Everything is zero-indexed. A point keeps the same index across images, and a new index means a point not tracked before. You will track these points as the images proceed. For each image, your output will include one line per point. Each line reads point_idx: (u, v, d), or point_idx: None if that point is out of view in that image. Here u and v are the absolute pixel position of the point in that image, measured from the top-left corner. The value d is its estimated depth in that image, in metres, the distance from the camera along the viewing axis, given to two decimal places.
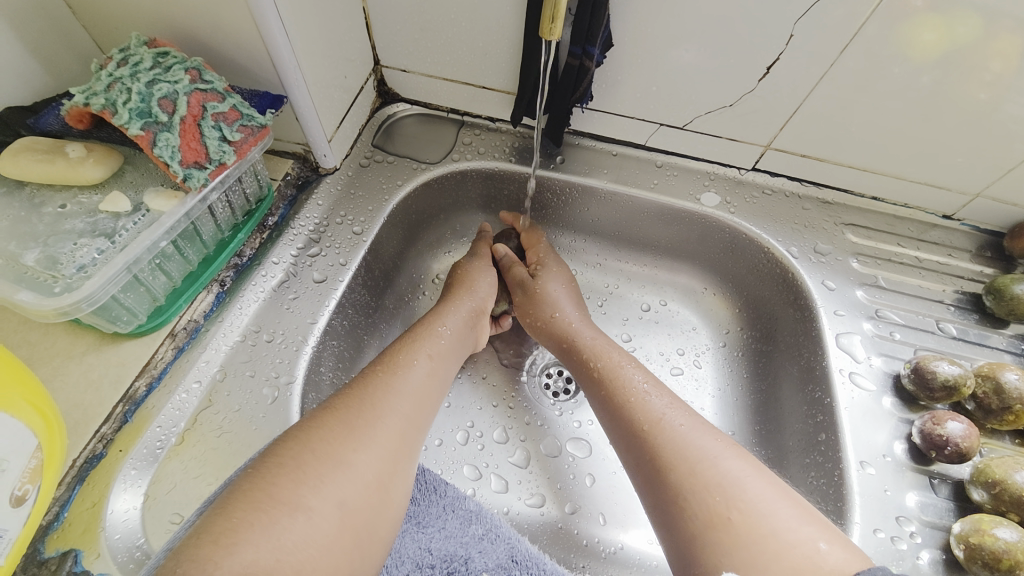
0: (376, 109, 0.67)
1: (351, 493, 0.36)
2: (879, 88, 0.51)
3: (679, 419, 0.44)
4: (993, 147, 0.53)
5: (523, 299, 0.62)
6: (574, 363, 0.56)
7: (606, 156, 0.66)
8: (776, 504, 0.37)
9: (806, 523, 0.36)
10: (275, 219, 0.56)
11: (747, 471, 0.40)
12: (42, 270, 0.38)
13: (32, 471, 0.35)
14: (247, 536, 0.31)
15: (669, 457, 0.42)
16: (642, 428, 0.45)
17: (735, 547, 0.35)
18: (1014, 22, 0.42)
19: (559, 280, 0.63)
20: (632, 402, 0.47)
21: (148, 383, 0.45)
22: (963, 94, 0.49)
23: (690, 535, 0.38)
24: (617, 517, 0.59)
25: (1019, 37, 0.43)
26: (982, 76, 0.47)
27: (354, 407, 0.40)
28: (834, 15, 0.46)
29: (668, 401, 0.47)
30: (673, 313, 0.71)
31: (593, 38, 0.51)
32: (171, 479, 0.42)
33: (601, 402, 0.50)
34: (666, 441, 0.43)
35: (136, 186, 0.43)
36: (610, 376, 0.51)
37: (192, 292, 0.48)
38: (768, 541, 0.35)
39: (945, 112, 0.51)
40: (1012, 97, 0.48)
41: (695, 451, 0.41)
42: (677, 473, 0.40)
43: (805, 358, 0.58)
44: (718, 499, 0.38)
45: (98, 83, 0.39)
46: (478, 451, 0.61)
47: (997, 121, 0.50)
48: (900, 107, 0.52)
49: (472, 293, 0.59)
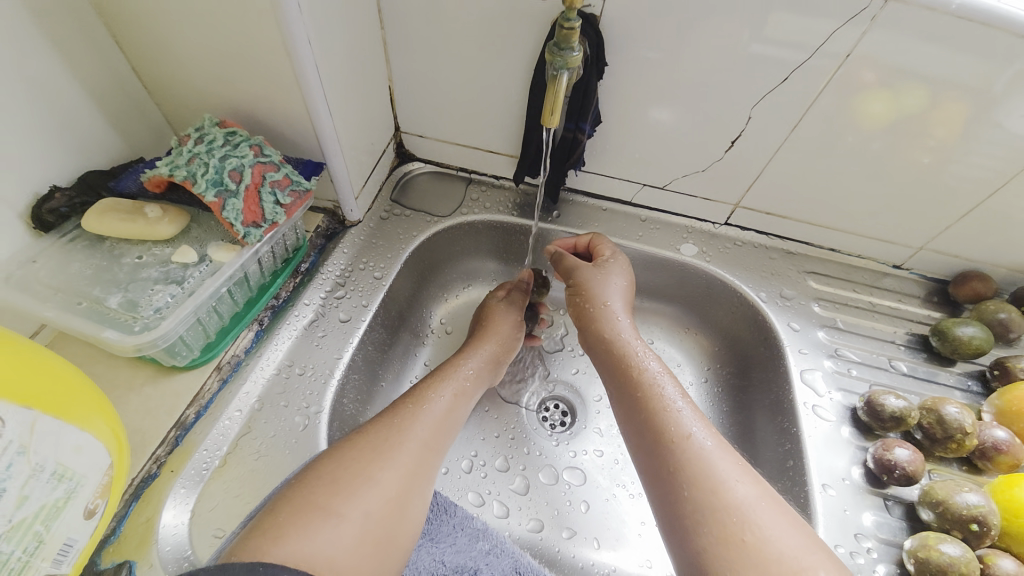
0: (394, 167, 0.77)
1: (375, 505, 0.41)
2: (844, 147, 0.60)
3: (706, 438, 0.48)
4: (936, 202, 0.62)
5: (582, 281, 0.63)
6: (609, 360, 0.58)
7: (596, 211, 0.76)
8: (783, 522, 0.43)
9: (812, 548, 0.42)
10: (307, 265, 0.64)
11: (762, 499, 0.44)
12: (123, 311, 0.44)
13: (103, 487, 0.39)
14: (288, 532, 0.36)
15: (693, 474, 0.46)
16: (671, 440, 0.48)
17: (751, 563, 0.40)
18: (954, 94, 0.52)
19: (622, 275, 0.64)
20: (664, 416, 0.50)
21: (197, 411, 0.51)
22: (909, 156, 0.59)
23: (700, 550, 0.42)
24: (609, 540, 0.64)
25: (958, 108, 0.53)
26: (927, 141, 0.57)
27: (382, 431, 0.45)
28: (791, 93, 0.56)
29: (704, 420, 0.50)
30: (659, 351, 0.78)
31: (584, 115, 0.61)
32: (214, 498, 0.47)
33: (631, 406, 0.53)
34: (692, 459, 0.47)
35: (201, 240, 0.50)
36: (642, 385, 0.53)
37: (238, 330, 0.55)
38: (773, 565, 0.40)
39: (897, 172, 0.61)
40: (952, 159, 0.57)
41: (717, 474, 0.45)
42: (698, 491, 0.45)
43: (776, 392, 0.65)
44: (733, 520, 0.43)
45: (180, 158, 0.47)
46: (482, 478, 0.67)
47: (943, 178, 0.60)
48: (858, 168, 0.62)
49: (497, 338, 0.64)
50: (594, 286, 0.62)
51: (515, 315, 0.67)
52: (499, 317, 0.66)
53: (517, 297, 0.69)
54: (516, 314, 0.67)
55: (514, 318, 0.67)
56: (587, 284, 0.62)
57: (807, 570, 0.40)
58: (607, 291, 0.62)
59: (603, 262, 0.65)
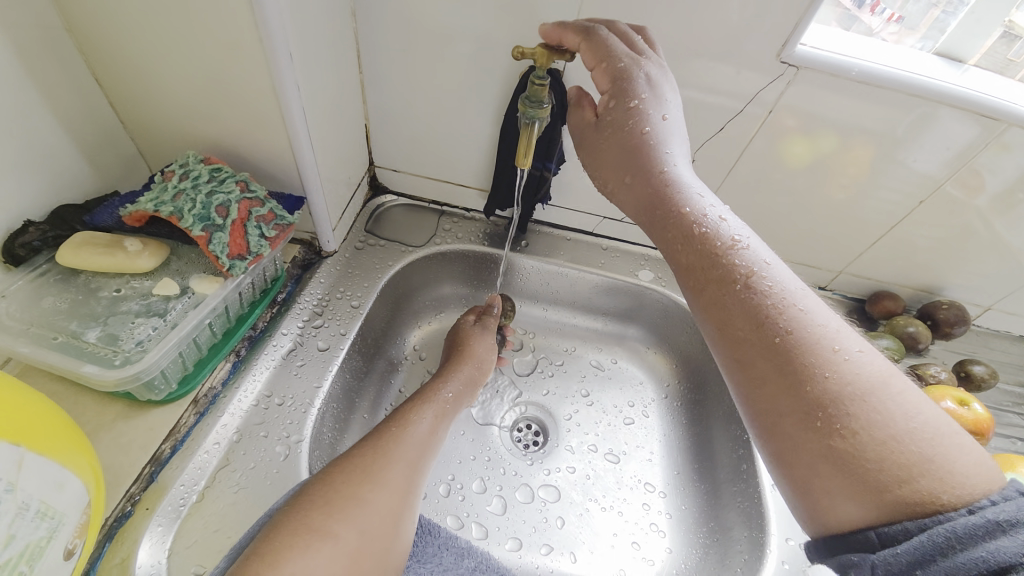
0: (368, 200, 0.80)
1: (368, 524, 0.42)
2: (778, 182, 0.69)
3: (799, 320, 0.38)
4: (853, 231, 0.73)
5: (614, 131, 0.47)
6: (672, 246, 0.44)
7: (561, 241, 0.81)
8: (911, 397, 0.36)
9: (948, 428, 0.35)
10: (284, 295, 0.65)
11: (877, 385, 0.36)
12: (103, 346, 0.44)
13: (80, 527, 0.38)
14: (286, 555, 0.37)
15: (786, 363, 0.37)
16: (758, 323, 0.39)
17: (859, 446, 0.34)
18: (860, 141, 0.62)
19: (659, 117, 0.46)
20: (745, 297, 0.40)
21: (173, 445, 0.50)
22: (829, 192, 0.69)
23: (797, 444, 0.36)
24: (585, 553, 0.67)
25: (863, 152, 0.63)
26: (842, 179, 0.67)
27: (370, 453, 0.47)
28: (728, 139, 0.65)
29: (801, 289, 0.40)
30: (623, 369, 0.84)
31: (550, 156, 0.67)
32: (192, 534, 0.46)
33: (702, 293, 0.42)
34: (784, 346, 0.38)
35: (182, 273, 0.51)
36: (717, 266, 0.41)
37: (215, 362, 0.55)
38: (891, 462, 0.33)
39: (820, 206, 0.71)
40: (862, 195, 0.68)
41: (817, 359, 0.37)
42: (790, 387, 0.37)
43: (728, 402, 0.72)
44: (835, 416, 0.35)
45: (166, 194, 0.49)
46: (460, 501, 0.68)
47: (856, 210, 0.70)
48: (789, 202, 0.71)
49: (474, 360, 0.67)
50: (630, 130, 0.46)
51: (490, 338, 0.70)
52: (476, 339, 0.69)
53: (490, 321, 0.72)
54: (491, 337, 0.71)
55: (490, 341, 0.70)
56: (644, 149, 0.46)
57: (938, 451, 0.33)
58: (669, 139, 0.46)
59: (637, 100, 0.46)
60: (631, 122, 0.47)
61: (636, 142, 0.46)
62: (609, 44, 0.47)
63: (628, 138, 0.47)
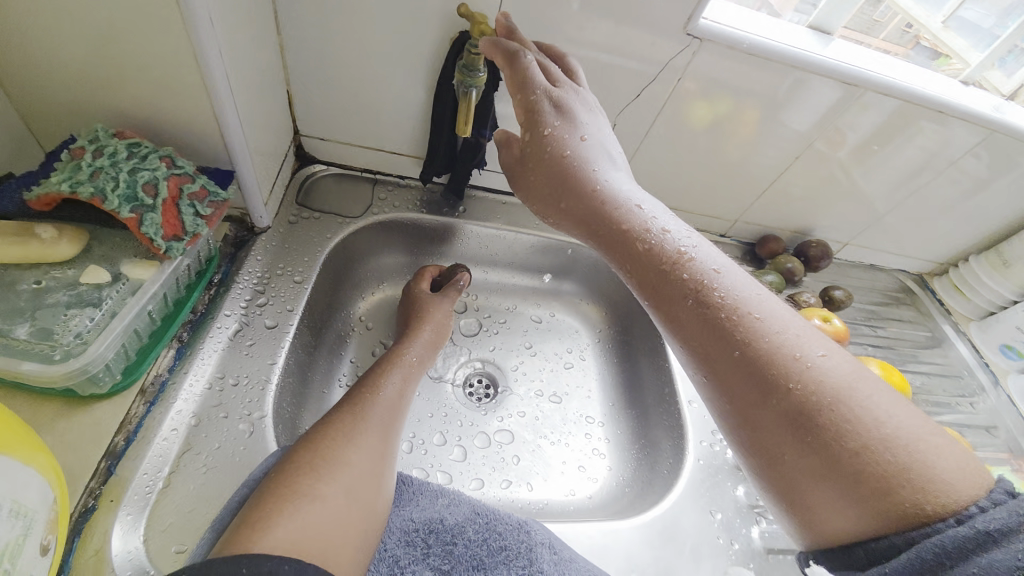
0: (295, 171, 0.77)
1: (353, 482, 0.46)
2: (685, 144, 0.78)
3: (770, 336, 0.42)
4: (742, 185, 0.85)
5: (541, 158, 0.54)
6: (645, 270, 0.48)
7: (497, 204, 0.85)
8: (882, 405, 0.38)
9: (928, 436, 0.37)
10: (220, 276, 0.62)
11: (855, 390, 0.39)
12: (37, 342, 0.41)
13: (50, 523, 0.38)
14: (279, 518, 0.40)
15: (764, 381, 0.41)
16: (733, 342, 0.42)
17: (839, 462, 0.37)
18: (745, 106, 0.72)
19: (578, 139, 0.53)
20: (717, 318, 0.44)
21: (127, 437, 0.48)
22: (725, 151, 0.79)
23: (786, 457, 0.39)
24: (540, 481, 0.76)
25: (748, 115, 0.74)
26: (734, 138, 0.77)
27: (346, 419, 0.51)
28: (641, 105, 0.72)
29: (761, 307, 0.43)
30: (560, 321, 0.92)
31: (484, 123, 0.68)
32: (166, 518, 0.46)
33: (682, 317, 0.45)
34: (761, 362, 0.41)
35: (109, 258, 0.47)
36: (689, 291, 0.45)
37: (158, 349, 0.52)
38: (876, 468, 0.36)
39: (716, 164, 0.82)
40: (748, 154, 0.79)
41: (790, 372, 0.40)
42: (773, 404, 0.40)
43: (652, 339, 0.83)
44: (819, 431, 0.38)
45: (81, 172, 0.44)
46: (423, 455, 0.74)
47: (745, 167, 0.82)
48: (693, 161, 0.81)
49: (435, 325, 0.70)
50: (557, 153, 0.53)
51: (449, 305, 0.74)
52: (433, 305, 0.72)
53: (450, 291, 0.74)
54: (450, 304, 0.74)
55: (450, 307, 0.73)
56: (571, 178, 0.52)
57: (918, 457, 0.35)
58: (592, 160, 0.53)
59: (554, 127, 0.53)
60: (551, 151, 0.53)
61: (561, 168, 0.52)
62: (530, 72, 0.52)
63: (552, 163, 0.53)
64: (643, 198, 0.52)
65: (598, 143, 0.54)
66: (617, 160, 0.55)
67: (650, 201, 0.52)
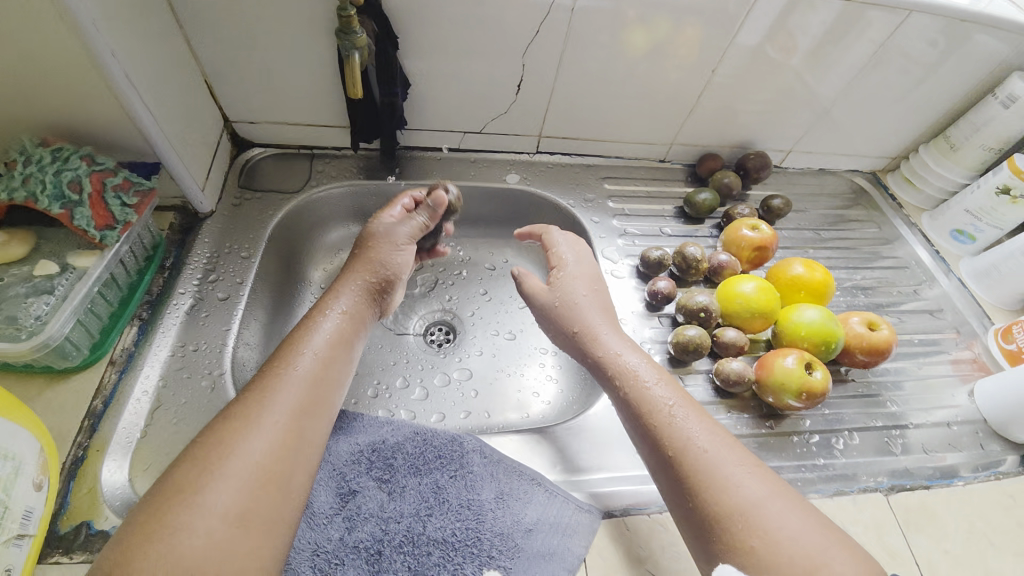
0: (235, 157, 0.83)
1: (244, 478, 0.44)
2: (595, 76, 0.80)
3: (703, 445, 0.51)
4: (665, 109, 0.87)
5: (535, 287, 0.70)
6: (614, 392, 0.59)
7: (432, 161, 0.89)
8: (784, 517, 0.46)
9: (830, 548, 0.44)
10: (171, 260, 0.70)
11: (772, 499, 0.47)
12: (5, 326, 0.50)
13: (41, 466, 0.48)
14: (159, 529, 0.39)
15: (699, 476, 0.49)
16: (676, 454, 0.51)
17: (755, 555, 0.44)
18: (643, 28, 0.73)
19: (580, 286, 0.68)
20: (666, 428, 0.53)
21: (104, 401, 0.58)
22: (638, 76, 0.80)
23: (711, 533, 0.47)
24: (498, 409, 0.83)
25: (649, 37, 0.75)
26: (643, 62, 0.78)
27: (244, 405, 0.48)
28: (541, 44, 0.74)
29: (705, 427, 0.53)
30: (514, 266, 0.97)
31: (394, 81, 0.73)
32: (146, 459, 0.55)
33: (641, 435, 0.55)
34: (699, 469, 0.49)
35: (57, 252, 0.55)
36: (642, 407, 0.56)
37: (119, 327, 0.62)
38: (788, 561, 0.43)
39: (633, 91, 0.83)
40: (661, 75, 0.81)
41: (720, 473, 0.49)
42: (701, 491, 0.48)
43: None
44: (739, 522, 0.46)
45: (14, 180, 0.52)
46: (387, 398, 0.81)
47: (662, 90, 0.83)
48: (609, 91, 0.83)
49: (371, 267, 0.67)
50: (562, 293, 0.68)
51: (397, 241, 0.69)
52: (380, 248, 0.68)
53: (403, 224, 0.71)
54: (397, 235, 0.70)
55: (399, 245, 0.69)
56: (564, 316, 0.66)
57: (824, 557, 0.43)
58: (584, 297, 0.67)
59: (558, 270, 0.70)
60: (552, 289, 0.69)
61: (557, 306, 0.67)
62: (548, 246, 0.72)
63: (565, 311, 0.66)
64: (617, 336, 0.64)
65: (588, 283, 0.69)
66: (602, 293, 0.69)
67: (624, 337, 0.64)
